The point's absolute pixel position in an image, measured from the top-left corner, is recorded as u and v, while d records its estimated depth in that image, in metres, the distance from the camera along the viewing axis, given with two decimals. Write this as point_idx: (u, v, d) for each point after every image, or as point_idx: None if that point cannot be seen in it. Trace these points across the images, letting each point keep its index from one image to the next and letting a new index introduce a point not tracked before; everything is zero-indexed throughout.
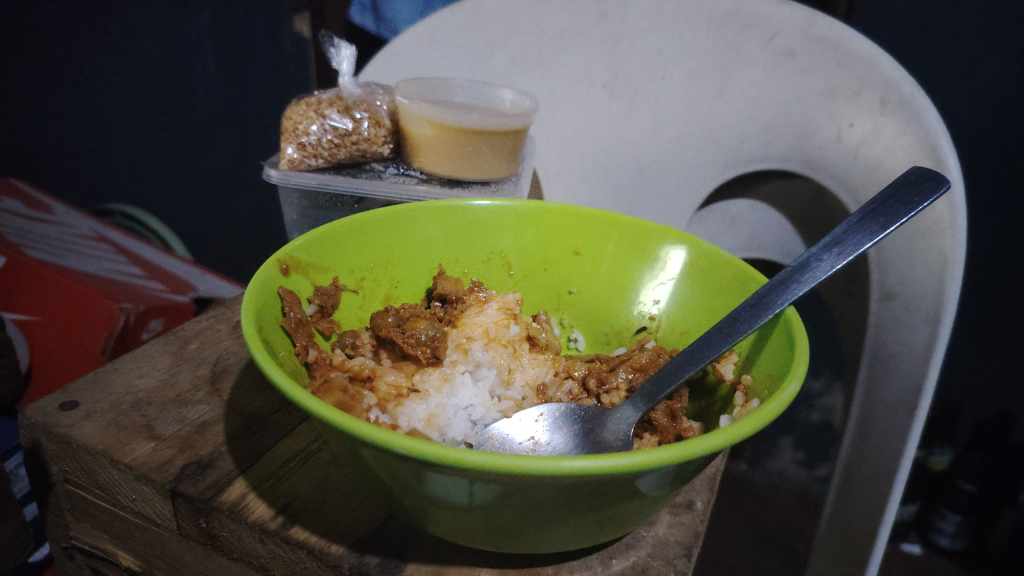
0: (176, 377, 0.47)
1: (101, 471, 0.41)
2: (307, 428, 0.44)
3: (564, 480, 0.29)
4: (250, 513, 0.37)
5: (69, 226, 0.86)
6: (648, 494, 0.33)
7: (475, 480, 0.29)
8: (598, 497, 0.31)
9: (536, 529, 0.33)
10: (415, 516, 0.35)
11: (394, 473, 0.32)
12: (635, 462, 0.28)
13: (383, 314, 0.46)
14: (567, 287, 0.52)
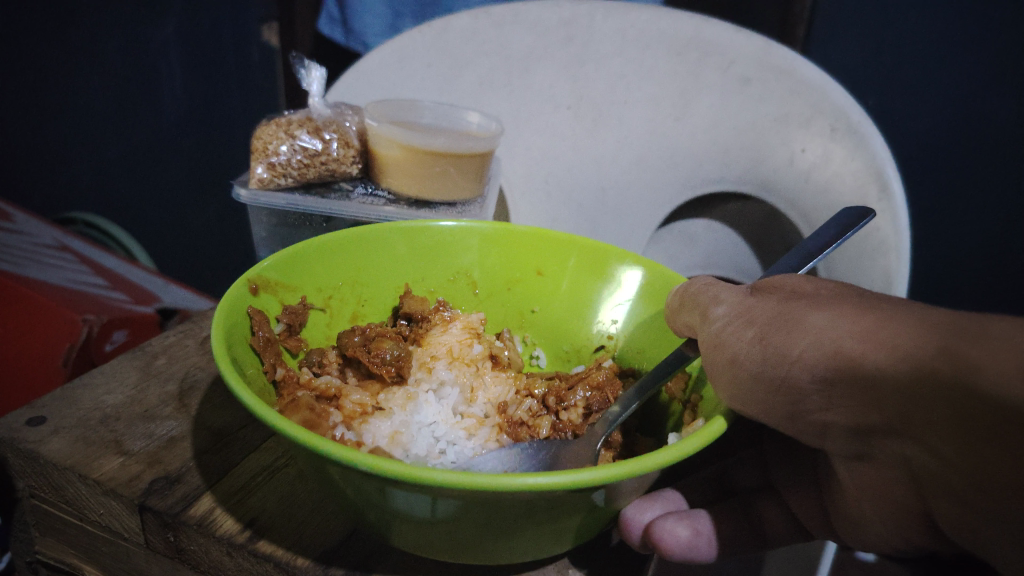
0: (144, 393, 0.48)
1: (69, 487, 0.42)
2: (274, 443, 0.45)
3: (522, 495, 0.30)
4: (218, 527, 0.38)
5: (33, 236, 0.85)
6: (605, 505, 0.35)
7: (437, 495, 0.31)
8: (554, 510, 0.33)
9: (495, 541, 0.35)
10: (379, 528, 0.37)
11: (360, 489, 0.34)
12: (590, 476, 0.29)
13: (349, 333, 0.48)
14: (530, 307, 0.54)
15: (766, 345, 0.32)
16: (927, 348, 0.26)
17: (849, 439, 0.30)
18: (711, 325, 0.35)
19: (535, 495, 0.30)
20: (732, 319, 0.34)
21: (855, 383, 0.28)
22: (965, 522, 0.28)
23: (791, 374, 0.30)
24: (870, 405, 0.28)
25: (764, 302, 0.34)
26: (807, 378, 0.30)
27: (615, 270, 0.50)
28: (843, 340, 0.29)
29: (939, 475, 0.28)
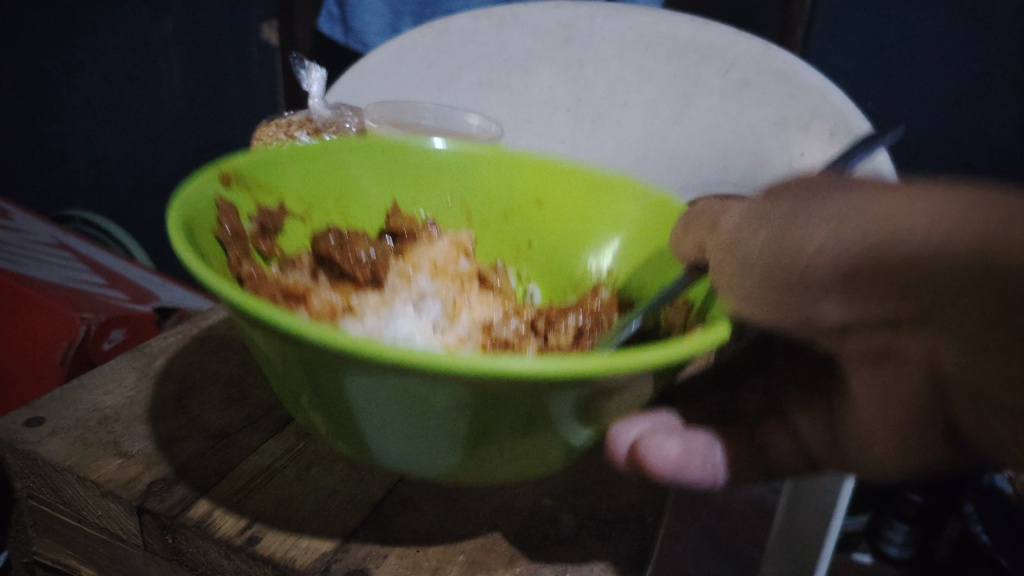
0: (141, 394, 0.48)
1: (66, 488, 0.42)
2: (273, 444, 0.45)
3: (509, 386, 0.27)
4: (217, 528, 0.38)
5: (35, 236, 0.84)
6: (597, 411, 0.32)
7: (414, 386, 0.27)
8: (540, 408, 0.30)
9: (475, 439, 0.32)
10: (352, 434, 0.34)
11: (325, 383, 0.30)
12: (584, 367, 0.26)
13: (326, 235, 0.48)
14: (526, 241, 0.54)
15: (778, 239, 0.32)
16: (930, 240, 0.26)
17: (868, 346, 0.30)
18: (723, 231, 0.36)
19: (524, 390, 0.27)
20: (744, 221, 0.35)
21: (877, 272, 0.28)
22: (994, 436, 0.28)
23: (812, 269, 0.30)
24: (893, 291, 0.28)
25: (775, 201, 0.34)
26: (829, 271, 0.29)
27: (618, 211, 0.50)
28: (864, 228, 0.29)
29: (971, 376, 0.27)
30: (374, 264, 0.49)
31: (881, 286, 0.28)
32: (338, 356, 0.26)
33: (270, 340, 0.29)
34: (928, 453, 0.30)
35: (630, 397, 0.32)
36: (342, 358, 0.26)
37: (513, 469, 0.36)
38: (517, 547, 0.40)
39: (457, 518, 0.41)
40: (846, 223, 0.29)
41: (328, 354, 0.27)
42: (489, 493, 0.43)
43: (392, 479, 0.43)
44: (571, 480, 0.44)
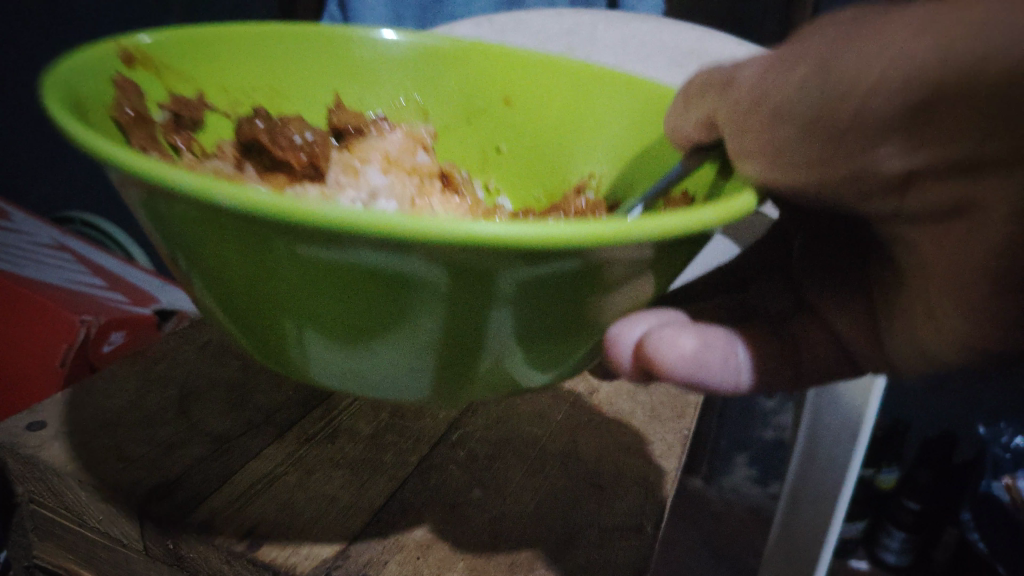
0: (144, 398, 0.48)
1: (68, 492, 0.42)
2: (274, 449, 0.45)
3: (501, 264, 0.21)
4: (217, 535, 0.38)
5: (38, 238, 0.84)
6: (595, 308, 0.27)
7: (377, 268, 0.21)
8: (526, 300, 0.24)
9: (448, 342, 0.26)
10: (304, 346, 0.28)
11: (255, 271, 0.24)
12: (595, 235, 0.20)
13: (252, 119, 0.48)
14: (495, 146, 0.57)
15: (821, 73, 0.26)
16: (971, 55, 0.22)
17: (931, 197, 0.26)
18: (739, 88, 0.31)
19: (516, 270, 0.21)
20: (766, 72, 0.29)
21: (949, 111, 0.23)
22: None
23: (867, 106, 0.25)
24: (975, 128, 0.23)
25: (800, 48, 0.29)
26: (883, 108, 0.24)
27: (609, 102, 0.48)
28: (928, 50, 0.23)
29: None
30: (312, 145, 0.50)
31: (955, 127, 0.23)
32: (276, 228, 0.20)
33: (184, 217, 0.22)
34: (1006, 308, 0.28)
35: (630, 291, 0.27)
36: (281, 230, 0.20)
37: (494, 386, 0.31)
38: (519, 554, 0.40)
39: (459, 525, 0.41)
40: (913, 34, 0.24)
41: (261, 225, 0.20)
42: (491, 500, 0.43)
43: (394, 484, 0.43)
44: (572, 486, 0.44)
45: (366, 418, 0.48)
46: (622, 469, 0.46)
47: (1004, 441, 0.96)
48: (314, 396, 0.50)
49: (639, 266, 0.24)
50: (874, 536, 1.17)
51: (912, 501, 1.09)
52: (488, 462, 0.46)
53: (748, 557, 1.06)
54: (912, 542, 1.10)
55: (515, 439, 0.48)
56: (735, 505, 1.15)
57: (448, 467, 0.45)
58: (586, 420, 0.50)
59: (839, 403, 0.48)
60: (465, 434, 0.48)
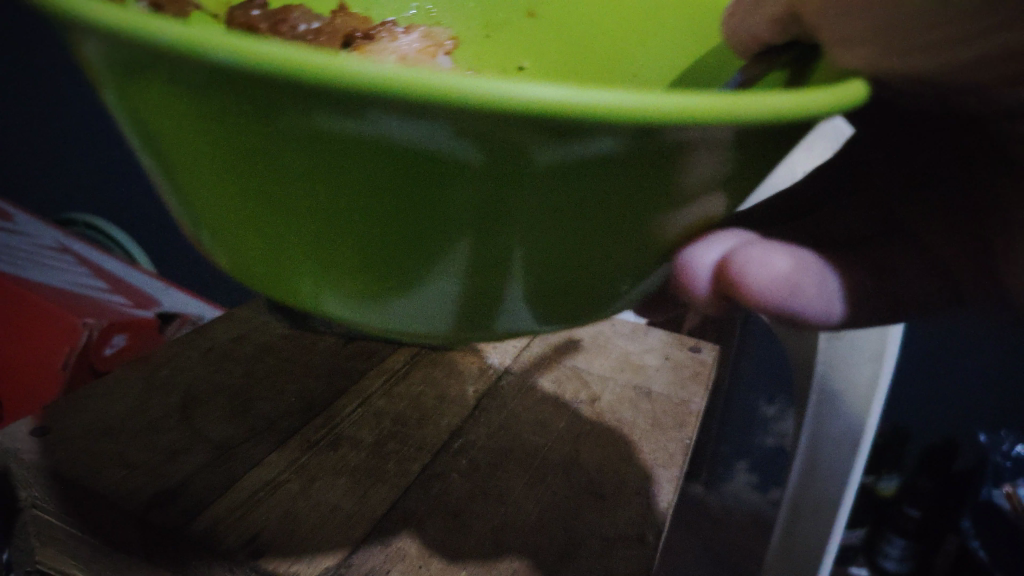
0: (146, 404, 0.48)
1: (71, 499, 0.42)
2: (276, 457, 0.45)
3: (536, 147, 0.15)
4: (219, 543, 0.38)
5: (27, 233, 0.74)
6: (652, 229, 0.21)
7: (402, 155, 0.16)
8: (602, 208, 0.19)
9: (496, 273, 0.21)
10: (285, 278, 0.23)
11: (257, 177, 0.19)
12: (666, 107, 0.14)
13: (248, 8, 0.40)
14: (515, 64, 0.47)
15: None
16: None
17: None
18: None
19: (556, 158, 0.16)
20: None
21: None
22: None
23: None
24: None
25: None
26: None
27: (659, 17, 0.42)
28: None
29: None
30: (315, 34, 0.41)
31: None
32: (238, 82, 0.14)
33: (127, 85, 0.17)
34: None
35: (696, 210, 0.21)
36: (243, 87, 0.15)
37: (516, 331, 0.25)
38: (520, 564, 0.39)
39: (460, 534, 0.41)
40: None
41: (220, 81, 0.15)
42: (493, 508, 0.43)
43: (395, 493, 0.43)
44: (573, 495, 0.44)
45: (368, 425, 0.48)
46: (623, 479, 0.46)
47: (1005, 449, 0.98)
48: (317, 403, 0.50)
49: (714, 172, 0.19)
50: (875, 543, 1.17)
51: (913, 508, 1.09)
52: (490, 471, 0.46)
53: (748, 565, 1.06)
54: (913, 549, 1.10)
55: (516, 448, 0.48)
56: (735, 512, 1.14)
57: (450, 475, 0.45)
58: (588, 429, 0.50)
59: (841, 411, 0.45)
60: (467, 442, 0.48)
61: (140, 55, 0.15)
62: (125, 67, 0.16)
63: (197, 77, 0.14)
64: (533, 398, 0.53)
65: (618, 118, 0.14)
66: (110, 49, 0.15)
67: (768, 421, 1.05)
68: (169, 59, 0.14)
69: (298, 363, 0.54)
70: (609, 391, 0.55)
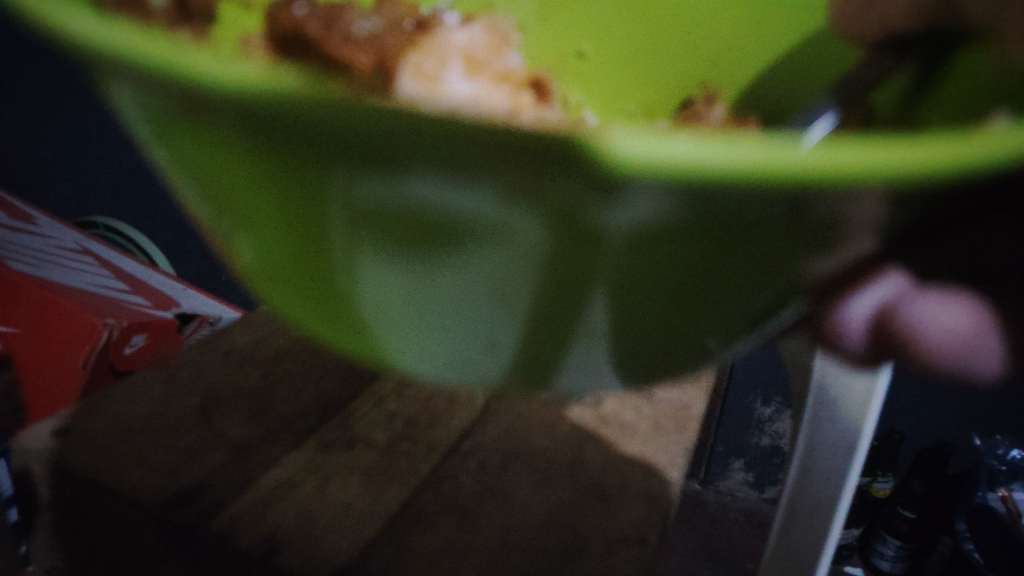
0: (167, 405, 0.49)
1: (94, 496, 0.44)
2: (292, 457, 0.46)
3: (592, 201, 0.14)
4: (237, 540, 0.40)
5: (46, 234, 0.74)
6: (749, 285, 0.19)
7: (451, 201, 0.15)
8: (670, 266, 0.17)
9: (557, 327, 0.20)
10: (350, 313, 0.22)
11: (304, 223, 0.18)
12: (744, 162, 0.12)
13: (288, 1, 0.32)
14: (576, 48, 0.44)
15: None
16: None
17: None
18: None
19: (614, 213, 0.14)
20: None
21: None
22: None
23: None
24: None
25: None
26: None
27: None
28: None
29: None
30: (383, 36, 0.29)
31: None
32: (263, 124, 0.14)
33: (166, 135, 0.17)
34: None
35: (818, 268, 0.18)
36: (268, 127, 0.14)
37: (601, 372, 0.24)
38: (529, 564, 0.41)
39: (469, 534, 0.43)
40: None
41: (246, 124, 0.14)
42: (502, 509, 0.44)
43: (408, 493, 0.45)
44: (579, 497, 0.46)
45: (381, 427, 0.50)
46: (627, 481, 0.47)
47: (1000, 453, 1.01)
48: (331, 405, 0.51)
49: (826, 234, 0.16)
50: (870, 542, 1.18)
51: (908, 510, 1.10)
52: (497, 472, 0.47)
53: (743, 562, 1.07)
54: (907, 550, 1.12)
55: (523, 449, 0.49)
56: (731, 510, 1.16)
57: (460, 476, 0.46)
58: (594, 431, 0.51)
59: (837, 416, 0.40)
60: (476, 444, 0.49)
61: (166, 100, 0.14)
62: (160, 116, 0.16)
63: (225, 114, 0.14)
64: (540, 401, 0.54)
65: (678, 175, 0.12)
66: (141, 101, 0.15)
67: (765, 423, 1.07)
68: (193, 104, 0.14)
69: (312, 365, 0.55)
70: (614, 395, 0.56)
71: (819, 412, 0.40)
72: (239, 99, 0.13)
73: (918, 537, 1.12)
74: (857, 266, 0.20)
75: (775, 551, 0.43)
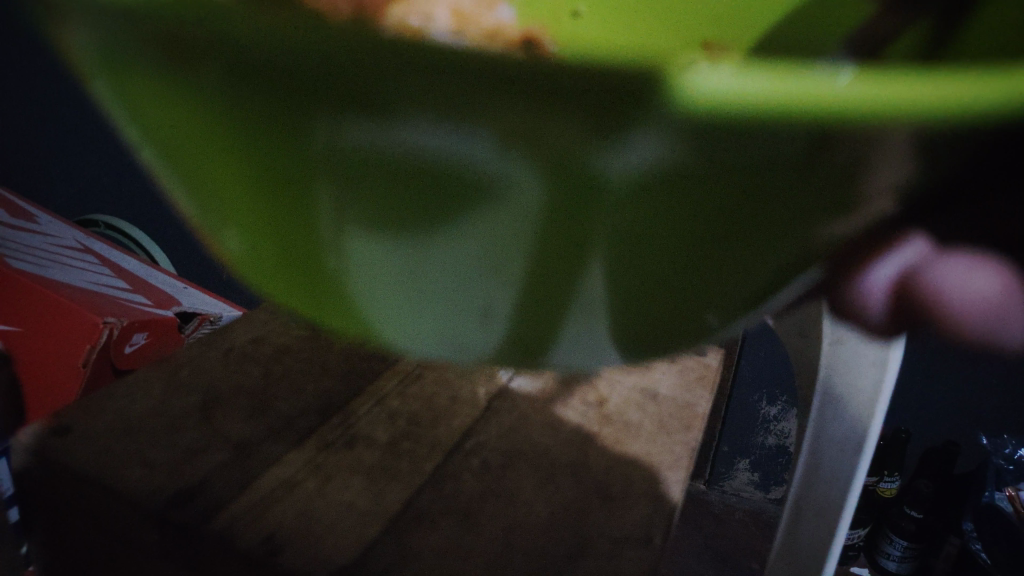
0: (168, 403, 0.49)
1: (93, 496, 0.43)
2: (294, 455, 0.46)
3: (593, 149, 0.14)
4: (239, 539, 0.40)
5: (48, 233, 0.74)
6: (753, 260, 0.18)
7: (449, 158, 0.15)
8: (673, 234, 0.17)
9: (559, 300, 0.19)
10: (340, 291, 0.21)
11: (293, 195, 0.17)
12: (761, 95, 0.12)
13: None
14: (571, 8, 0.41)
15: None
16: None
17: None
18: None
19: (612, 164, 0.14)
20: None
21: None
22: None
23: None
24: None
25: None
26: None
27: None
28: None
29: None
30: None
31: None
32: (253, 68, 0.13)
33: (140, 100, 0.16)
34: None
35: (832, 237, 0.18)
36: (258, 76, 0.14)
37: (598, 353, 0.23)
38: (532, 564, 0.41)
39: (472, 534, 0.42)
40: None
41: (235, 72, 0.14)
42: (505, 508, 0.44)
43: (410, 491, 0.44)
44: (583, 496, 0.45)
45: (383, 425, 0.49)
46: (631, 480, 0.47)
47: (1007, 452, 1.01)
48: (333, 404, 0.51)
49: (834, 197, 0.15)
50: (875, 543, 1.17)
51: (914, 510, 1.10)
52: (501, 471, 0.47)
53: (749, 563, 1.06)
54: (913, 550, 1.11)
55: (526, 447, 0.49)
56: (737, 510, 1.15)
57: (463, 474, 0.46)
58: (598, 430, 0.51)
59: (844, 417, 0.39)
60: (479, 443, 0.49)
61: (146, 52, 0.14)
62: (136, 77, 0.15)
63: (212, 64, 0.14)
64: (542, 399, 0.53)
65: (681, 102, 0.12)
66: (121, 58, 0.15)
67: (770, 422, 1.06)
68: (184, 50, 0.14)
69: (315, 363, 0.55)
70: (617, 393, 0.55)
71: (825, 412, 0.40)
72: (230, 37, 0.13)
73: (924, 538, 1.11)
74: (869, 236, 0.18)
75: (779, 552, 0.43)
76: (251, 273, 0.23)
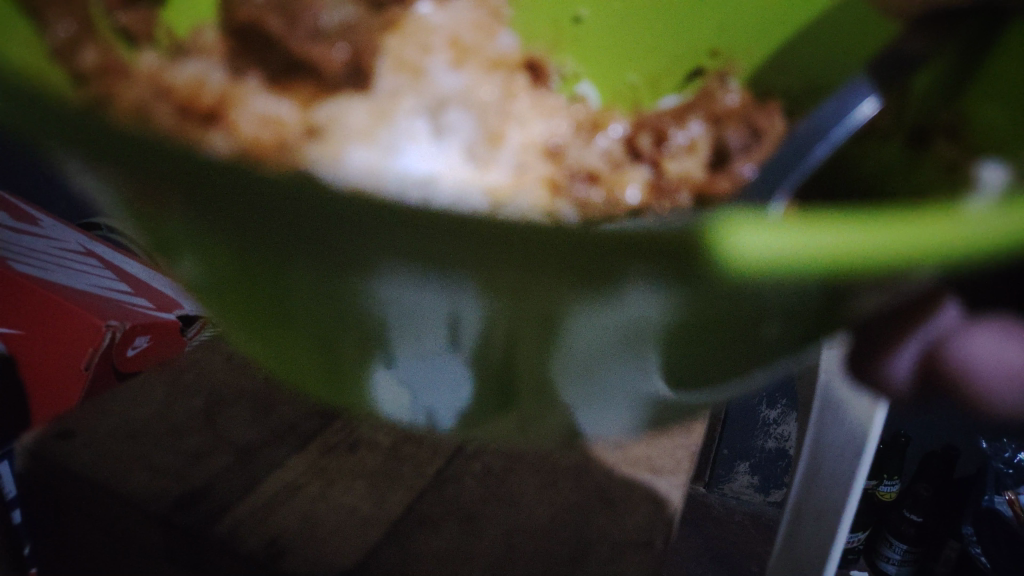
0: (171, 407, 0.49)
1: (99, 499, 0.44)
2: (296, 459, 0.46)
3: (571, 285, 0.14)
4: (242, 544, 0.40)
5: (51, 236, 0.73)
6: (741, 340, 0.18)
7: (437, 282, 0.15)
8: (655, 332, 0.17)
9: (547, 373, 0.20)
10: (332, 346, 0.22)
11: (284, 284, 0.18)
12: (814, 250, 0.12)
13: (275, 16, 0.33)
14: (571, 13, 0.38)
15: None
16: None
17: None
18: None
19: (591, 294, 0.15)
20: None
21: None
22: None
23: None
24: None
25: None
26: None
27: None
28: None
29: None
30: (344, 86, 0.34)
31: None
32: (230, 199, 0.14)
33: (119, 191, 0.16)
34: None
35: (860, 308, 0.16)
36: (235, 206, 0.14)
37: (599, 409, 0.24)
38: (534, 569, 0.41)
39: (475, 537, 0.42)
40: None
41: (215, 201, 0.14)
42: (507, 511, 0.44)
43: (413, 493, 0.45)
44: (585, 500, 0.45)
45: (386, 428, 0.49)
46: (633, 483, 0.47)
47: (1006, 456, 1.00)
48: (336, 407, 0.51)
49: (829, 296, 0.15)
50: (875, 545, 1.17)
51: (914, 513, 1.10)
52: (502, 475, 0.47)
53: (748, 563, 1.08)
54: (913, 553, 1.12)
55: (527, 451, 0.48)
56: (736, 512, 1.16)
57: (465, 478, 0.46)
58: None
59: (844, 421, 0.40)
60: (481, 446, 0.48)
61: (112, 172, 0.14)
62: (110, 180, 0.15)
63: (188, 193, 0.14)
64: None
65: (737, 258, 0.12)
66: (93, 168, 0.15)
67: (770, 425, 1.07)
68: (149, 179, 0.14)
69: None
70: None
71: (825, 415, 0.40)
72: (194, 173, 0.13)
73: (924, 541, 1.12)
74: (905, 312, 0.18)
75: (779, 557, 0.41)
76: (241, 319, 0.24)
